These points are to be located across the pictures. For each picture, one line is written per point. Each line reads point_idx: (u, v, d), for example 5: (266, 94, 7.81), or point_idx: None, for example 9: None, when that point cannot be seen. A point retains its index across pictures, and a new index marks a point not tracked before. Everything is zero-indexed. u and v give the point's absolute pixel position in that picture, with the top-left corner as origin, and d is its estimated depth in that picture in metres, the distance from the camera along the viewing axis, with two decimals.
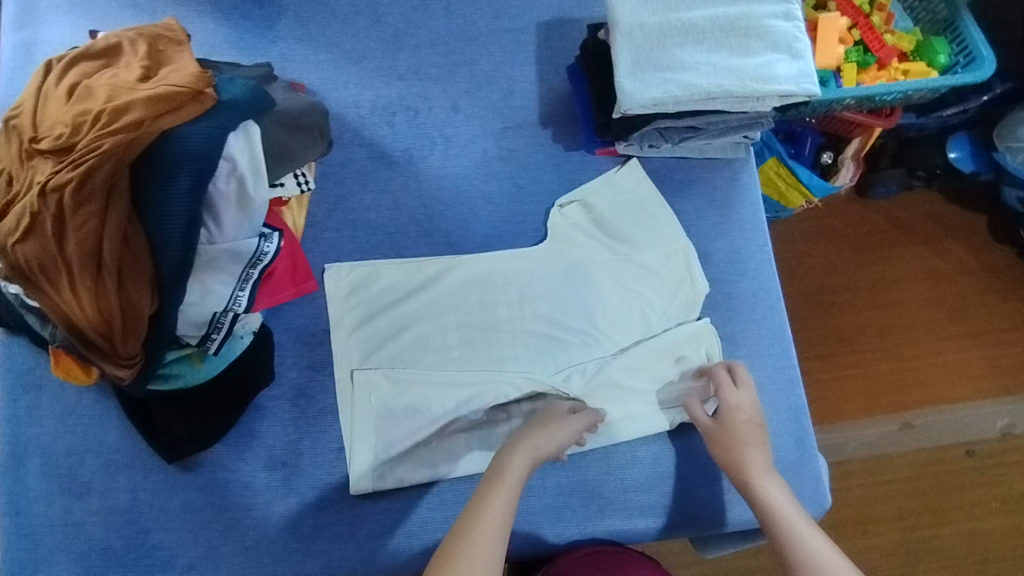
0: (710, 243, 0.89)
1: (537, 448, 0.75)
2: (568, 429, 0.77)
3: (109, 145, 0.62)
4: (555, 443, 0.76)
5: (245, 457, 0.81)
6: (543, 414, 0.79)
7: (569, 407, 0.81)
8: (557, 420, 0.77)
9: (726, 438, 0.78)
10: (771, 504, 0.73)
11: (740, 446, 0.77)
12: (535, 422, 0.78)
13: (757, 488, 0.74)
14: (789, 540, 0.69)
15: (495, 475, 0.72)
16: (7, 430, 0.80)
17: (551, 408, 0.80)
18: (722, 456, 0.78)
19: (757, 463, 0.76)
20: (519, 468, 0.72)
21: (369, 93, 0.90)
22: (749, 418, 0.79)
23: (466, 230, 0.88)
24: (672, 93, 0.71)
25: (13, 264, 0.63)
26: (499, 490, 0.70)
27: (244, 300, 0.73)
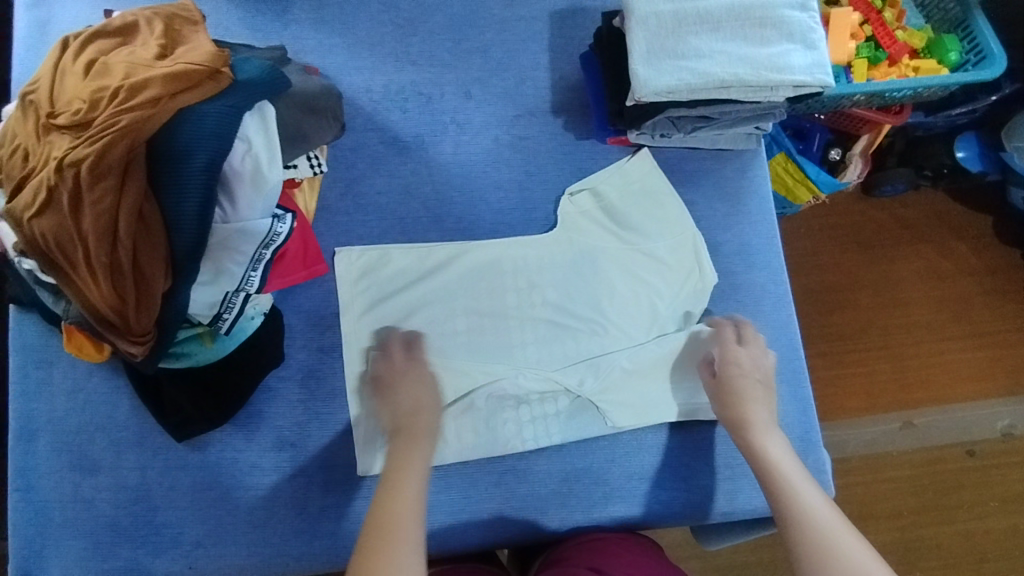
0: (719, 234, 0.90)
1: (422, 429, 0.76)
2: (437, 400, 0.78)
3: (126, 121, 0.62)
4: (434, 416, 0.77)
5: (254, 438, 0.81)
6: (397, 384, 0.78)
7: (426, 365, 0.81)
8: (428, 397, 0.78)
9: (727, 394, 0.80)
10: (770, 456, 0.74)
11: (744, 404, 0.79)
12: (402, 402, 0.77)
13: (757, 442, 0.76)
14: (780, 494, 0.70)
15: (396, 468, 0.72)
16: (18, 406, 0.80)
17: (403, 370, 0.79)
18: (724, 412, 0.80)
19: (761, 420, 0.78)
20: (419, 459, 0.73)
21: (382, 78, 0.90)
22: (748, 375, 0.81)
23: (477, 216, 0.88)
24: (686, 81, 0.71)
25: (29, 238, 0.64)
26: (405, 483, 0.70)
27: (256, 280, 0.73)
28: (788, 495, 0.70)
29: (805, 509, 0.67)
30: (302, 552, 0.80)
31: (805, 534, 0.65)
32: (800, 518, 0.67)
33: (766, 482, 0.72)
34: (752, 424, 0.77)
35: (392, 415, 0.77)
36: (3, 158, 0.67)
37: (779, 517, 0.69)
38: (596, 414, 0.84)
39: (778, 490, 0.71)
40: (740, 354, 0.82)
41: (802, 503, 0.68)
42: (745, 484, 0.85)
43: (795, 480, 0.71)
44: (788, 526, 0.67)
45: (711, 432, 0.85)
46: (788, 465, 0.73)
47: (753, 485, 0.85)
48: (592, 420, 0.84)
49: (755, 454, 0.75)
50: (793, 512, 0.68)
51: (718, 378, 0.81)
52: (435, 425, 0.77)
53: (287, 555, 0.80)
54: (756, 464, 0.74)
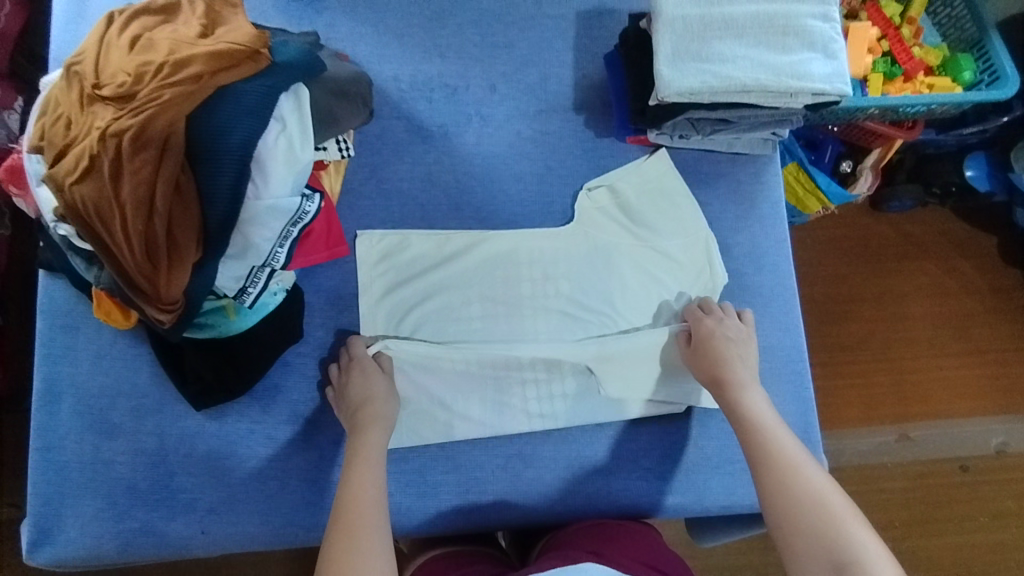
0: (730, 236, 0.92)
1: (375, 418, 0.79)
2: (386, 387, 0.81)
3: (170, 95, 0.64)
4: (385, 404, 0.80)
5: (270, 410, 0.84)
6: (345, 383, 0.80)
7: (365, 355, 0.82)
8: (378, 385, 0.80)
9: (704, 358, 0.83)
10: (753, 413, 0.77)
11: (725, 365, 0.82)
12: (353, 398, 0.80)
13: (736, 398, 0.79)
14: (763, 445, 0.74)
15: (356, 456, 0.76)
16: (43, 368, 0.83)
17: (345, 371, 0.81)
18: (706, 375, 0.83)
19: (741, 378, 0.81)
20: (374, 446, 0.76)
21: (410, 68, 0.93)
22: (724, 338, 0.83)
23: (496, 206, 0.91)
24: (709, 84, 0.73)
25: (69, 204, 0.66)
26: (365, 471, 0.74)
27: (282, 257, 0.75)
28: (764, 445, 0.74)
29: (780, 459, 0.72)
30: (311, 523, 0.82)
31: (777, 481, 0.70)
32: (773, 467, 0.71)
33: (743, 435, 0.77)
34: (732, 383, 0.81)
35: (347, 414, 0.80)
36: (46, 126, 0.70)
37: (762, 467, 0.72)
38: (603, 404, 0.86)
39: (754, 440, 0.75)
40: (707, 323, 0.85)
41: (776, 452, 0.73)
42: (745, 481, 0.87)
43: (771, 431, 0.75)
44: (762, 473, 0.72)
45: (714, 428, 0.88)
46: (764, 418, 0.77)
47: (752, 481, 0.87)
48: (598, 410, 0.86)
49: (734, 409, 0.79)
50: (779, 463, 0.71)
51: (696, 343, 0.84)
52: (388, 412, 0.80)
53: (297, 525, 0.82)
54: (734, 418, 0.78)
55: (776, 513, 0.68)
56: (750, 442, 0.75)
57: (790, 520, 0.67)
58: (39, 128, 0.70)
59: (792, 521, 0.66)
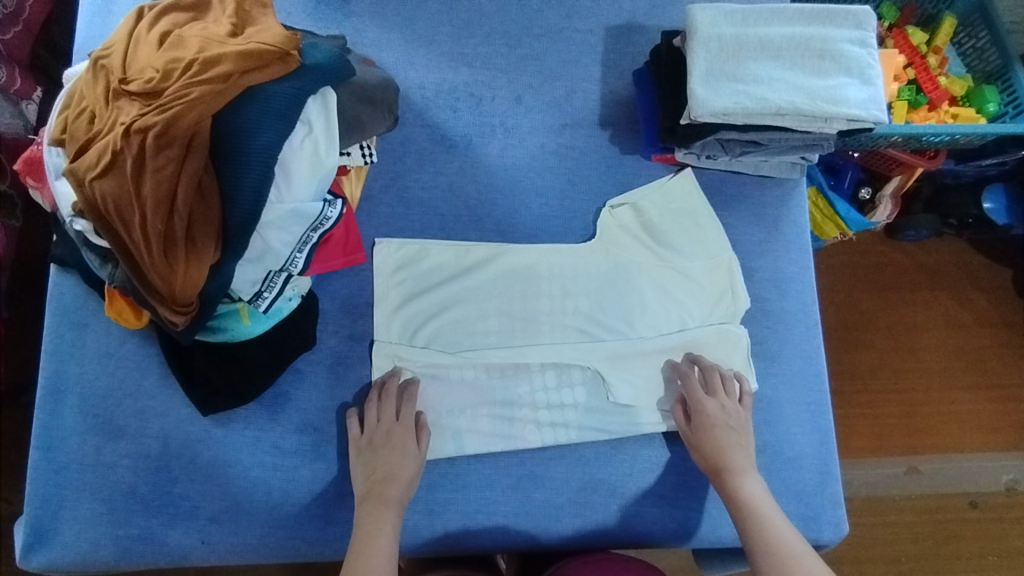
0: (754, 260, 0.90)
1: (392, 496, 0.77)
2: (414, 473, 0.79)
3: (197, 93, 0.63)
4: (407, 487, 0.78)
5: (278, 418, 0.82)
6: (383, 447, 0.78)
7: (413, 430, 0.80)
8: (407, 464, 0.78)
9: (701, 445, 0.80)
10: (749, 497, 0.76)
11: (723, 452, 0.79)
12: (381, 466, 0.77)
13: (733, 485, 0.78)
14: (762, 532, 0.73)
15: (368, 532, 0.74)
16: (51, 366, 0.81)
17: (388, 430, 0.79)
18: (705, 460, 0.80)
19: (738, 462, 0.79)
20: (388, 528, 0.75)
21: (436, 76, 0.92)
22: (722, 426, 0.80)
23: (517, 219, 0.89)
24: (743, 105, 0.71)
25: (88, 200, 0.65)
26: (376, 552, 0.73)
27: (301, 262, 0.74)
28: (766, 541, 0.72)
29: (785, 557, 0.71)
30: (315, 537, 0.80)
31: None
32: (777, 560, 0.71)
33: (743, 525, 0.75)
34: (729, 468, 0.79)
35: (365, 476, 0.78)
36: (68, 119, 0.69)
37: (759, 555, 0.72)
38: (618, 424, 0.84)
39: (753, 526, 0.74)
40: (707, 405, 0.81)
41: (779, 545, 0.72)
42: None
43: (772, 524, 0.74)
44: (763, 563, 0.71)
45: None
46: (764, 506, 0.76)
47: None
48: (614, 433, 0.83)
49: (730, 496, 0.77)
50: (779, 552, 0.71)
51: (695, 428, 0.81)
52: (406, 495, 0.78)
53: (301, 539, 0.80)
54: (731, 505, 0.77)
55: None
56: (747, 528, 0.74)
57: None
58: (62, 121, 0.69)
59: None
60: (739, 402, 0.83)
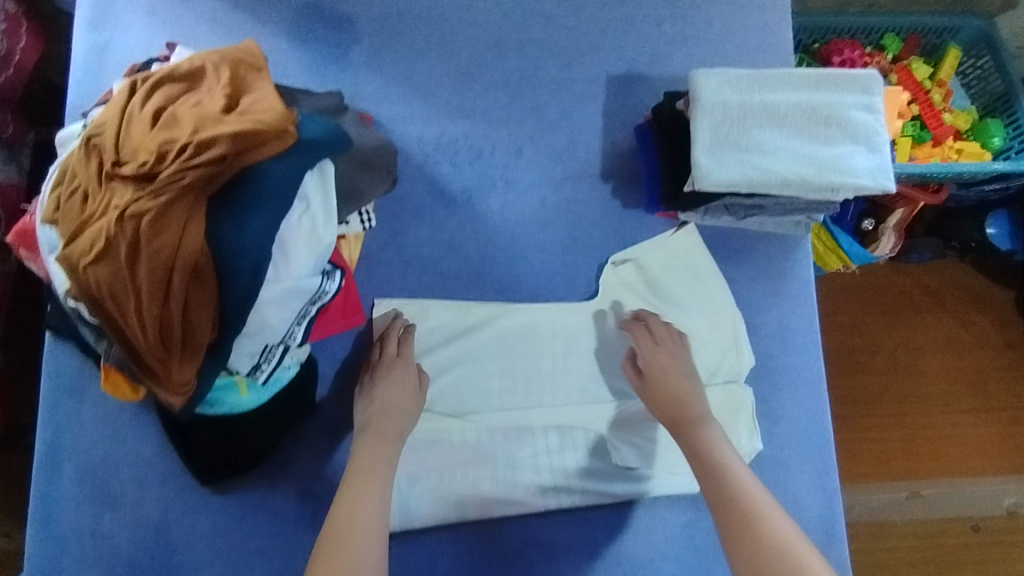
0: (759, 315, 0.89)
1: (391, 430, 0.77)
2: (414, 406, 0.79)
3: (191, 178, 0.62)
4: (406, 421, 0.78)
5: (279, 485, 0.81)
6: (384, 380, 0.79)
7: (412, 365, 0.82)
8: (407, 401, 0.79)
9: (656, 397, 0.81)
10: (711, 445, 0.75)
11: (681, 401, 0.79)
12: (381, 399, 0.78)
13: (693, 435, 0.77)
14: (719, 479, 0.71)
15: (361, 469, 0.73)
16: (47, 434, 0.80)
17: (388, 366, 0.80)
18: (662, 412, 0.80)
19: (698, 413, 0.79)
20: (385, 459, 0.74)
21: (435, 129, 0.90)
22: (674, 374, 0.82)
23: (519, 277, 0.88)
24: (748, 176, 0.70)
25: (83, 285, 0.63)
26: (374, 482, 0.71)
27: (299, 335, 0.74)
28: (723, 488, 0.70)
29: (742, 502, 0.68)
30: None
31: (740, 521, 0.67)
32: (734, 508, 0.68)
33: (702, 475, 0.73)
34: (689, 418, 0.78)
35: (365, 410, 0.78)
36: (61, 197, 0.67)
37: (716, 503, 0.70)
38: (623, 484, 0.83)
39: (712, 475, 0.72)
40: (656, 354, 0.82)
41: (736, 492, 0.70)
42: None
43: (732, 470, 0.72)
44: (722, 509, 0.69)
45: None
46: (724, 454, 0.74)
47: None
48: (618, 496, 0.83)
49: (691, 447, 0.76)
50: (737, 498, 0.69)
51: (648, 380, 0.82)
52: (405, 429, 0.78)
53: None
54: (692, 455, 0.75)
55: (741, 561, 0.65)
56: (707, 477, 0.72)
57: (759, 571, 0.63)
58: (54, 199, 0.68)
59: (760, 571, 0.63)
60: (684, 352, 0.84)
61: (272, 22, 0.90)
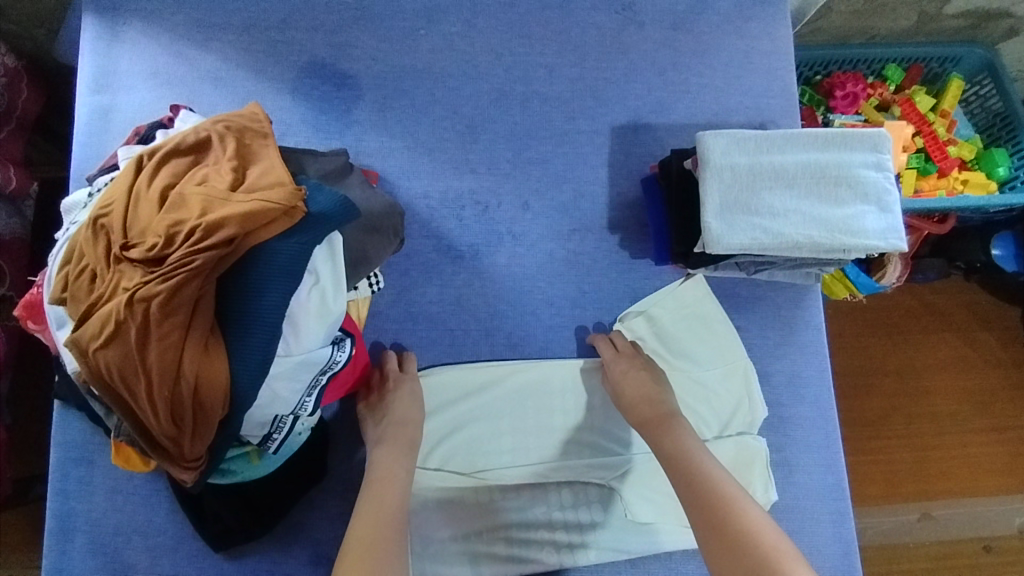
0: (770, 363, 0.89)
1: (407, 441, 0.79)
2: (419, 417, 0.81)
3: (201, 261, 0.61)
4: (417, 432, 0.80)
5: (290, 551, 0.80)
6: (390, 396, 0.81)
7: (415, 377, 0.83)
8: (413, 415, 0.80)
9: (625, 403, 0.82)
10: (679, 440, 0.78)
11: (649, 404, 0.81)
12: (392, 413, 0.80)
13: (660, 434, 0.79)
14: (689, 474, 0.74)
15: (377, 477, 0.75)
16: (58, 504, 0.80)
17: (396, 383, 0.82)
18: (633, 415, 0.81)
19: (666, 411, 0.81)
20: (402, 470, 0.76)
21: (440, 184, 0.90)
22: (640, 377, 0.82)
23: (528, 331, 0.88)
24: (759, 240, 0.69)
25: (93, 369, 0.63)
26: (390, 493, 0.74)
27: (310, 405, 0.73)
28: (693, 481, 0.73)
29: (712, 494, 0.71)
30: None
31: (713, 515, 0.69)
32: (706, 500, 0.71)
33: (673, 471, 0.75)
34: (657, 419, 0.80)
35: (376, 424, 0.79)
36: (69, 276, 0.67)
37: (688, 497, 0.72)
38: (636, 536, 0.82)
39: (682, 472, 0.75)
40: (618, 364, 0.83)
41: (706, 485, 0.72)
42: None
43: (701, 464, 0.74)
44: (693, 505, 0.71)
45: None
46: (694, 448, 0.77)
47: None
48: (632, 552, 0.82)
49: (660, 446, 0.78)
50: (707, 490, 0.71)
51: (617, 389, 0.83)
52: (417, 439, 0.80)
53: None
54: (661, 454, 0.78)
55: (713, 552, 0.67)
56: (677, 473, 0.75)
57: (729, 555, 0.66)
58: (62, 278, 0.67)
59: (729, 556, 0.65)
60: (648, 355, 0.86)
61: (276, 82, 0.91)
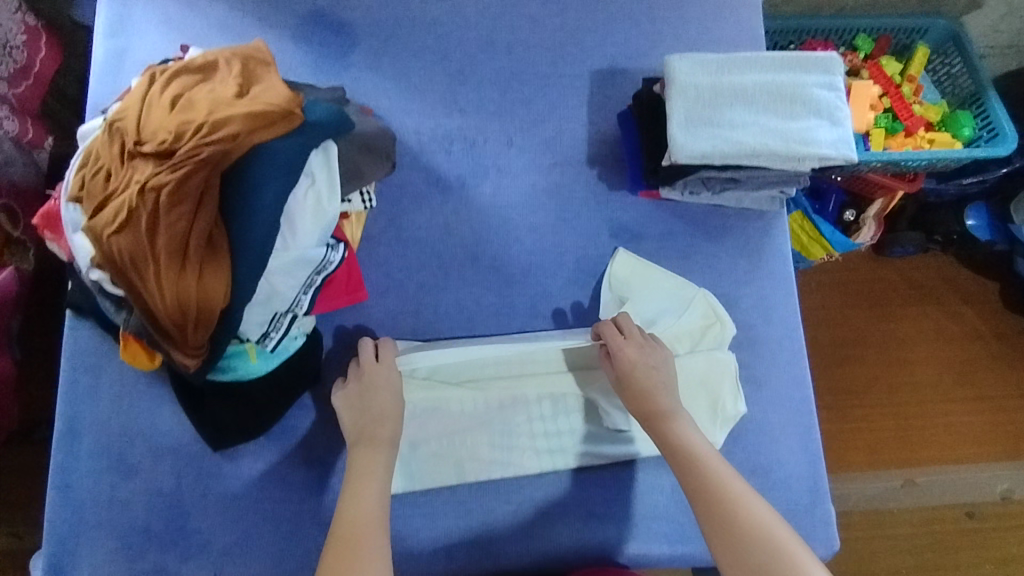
0: (739, 289, 0.94)
1: (384, 438, 0.78)
2: (398, 410, 0.81)
3: (207, 154, 0.67)
4: (397, 427, 0.80)
5: (286, 453, 0.85)
6: (370, 390, 0.81)
7: (393, 368, 0.83)
8: (389, 405, 0.80)
9: (631, 391, 0.82)
10: (683, 435, 0.78)
11: (653, 395, 0.81)
12: (369, 406, 0.80)
13: (664, 429, 0.79)
14: (694, 470, 0.74)
15: (361, 476, 0.75)
16: (66, 408, 0.84)
17: (371, 373, 0.82)
18: (639, 407, 0.82)
19: (669, 405, 0.80)
20: (382, 468, 0.76)
21: (430, 122, 0.96)
22: (646, 368, 0.83)
23: (511, 256, 0.93)
24: (720, 148, 0.76)
25: (107, 253, 0.69)
26: (368, 491, 0.73)
27: (306, 303, 0.79)
28: (701, 480, 0.73)
29: (720, 494, 0.71)
30: None
31: (722, 514, 0.70)
32: (714, 500, 0.71)
33: (680, 469, 0.75)
34: (661, 412, 0.80)
35: (355, 421, 0.79)
36: (86, 177, 0.73)
37: (695, 496, 0.73)
38: (610, 439, 0.88)
39: (687, 467, 0.75)
40: (629, 351, 0.84)
41: (714, 482, 0.73)
42: None
43: (707, 460, 0.75)
44: (701, 505, 0.72)
45: None
46: (700, 444, 0.77)
47: None
48: (608, 457, 0.87)
49: (665, 441, 0.78)
50: (714, 488, 0.72)
51: (623, 377, 0.83)
52: (397, 434, 0.79)
53: (307, 568, 0.83)
54: (666, 449, 0.78)
55: (725, 555, 0.68)
56: (683, 470, 0.75)
57: (740, 562, 0.67)
58: (79, 179, 0.74)
59: (740, 559, 0.67)
60: (653, 345, 0.86)
61: (278, 27, 0.97)
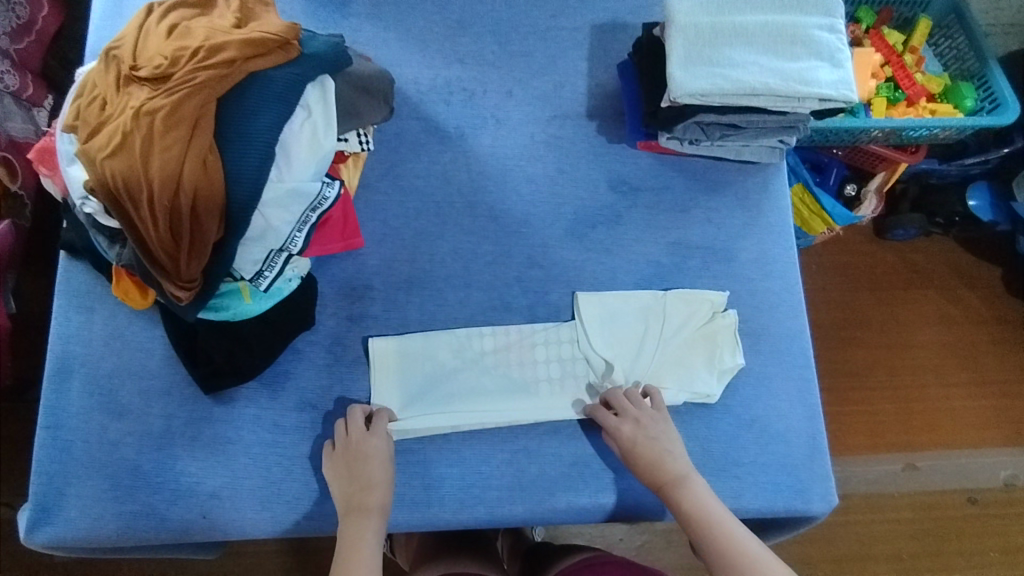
0: (738, 242, 0.93)
1: (373, 507, 0.77)
2: (387, 477, 0.79)
3: (204, 77, 0.68)
4: (387, 495, 0.79)
5: (278, 396, 0.84)
6: (358, 460, 0.79)
7: (381, 436, 0.81)
8: (377, 474, 0.79)
9: (637, 464, 0.80)
10: (696, 499, 0.77)
11: (660, 464, 0.79)
12: (358, 476, 0.78)
13: (676, 494, 0.78)
14: (711, 538, 0.74)
15: (349, 550, 0.74)
16: (59, 347, 0.84)
17: (358, 441, 0.80)
18: (648, 478, 0.80)
19: (677, 470, 0.79)
20: (370, 535, 0.75)
21: (429, 72, 0.96)
22: (646, 438, 0.81)
23: (509, 205, 0.93)
24: (718, 85, 0.77)
25: (99, 178, 0.68)
26: (358, 563, 0.73)
27: (300, 241, 0.76)
28: (720, 550, 0.73)
29: (742, 563, 0.71)
30: (313, 511, 0.82)
31: None
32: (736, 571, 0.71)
33: (698, 538, 0.75)
34: (671, 480, 0.78)
35: (344, 491, 0.78)
36: (81, 107, 0.72)
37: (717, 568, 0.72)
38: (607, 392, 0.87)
39: (704, 535, 0.74)
40: (625, 429, 0.81)
41: (732, 550, 0.72)
42: (751, 482, 0.85)
43: (723, 526, 0.74)
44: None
45: (722, 427, 0.87)
46: (714, 509, 0.76)
47: (759, 482, 0.85)
48: None
49: (679, 506, 0.77)
50: (735, 557, 0.72)
51: (626, 455, 0.81)
52: (387, 502, 0.78)
53: (297, 513, 0.82)
54: (680, 516, 0.77)
55: None
56: (701, 538, 0.74)
57: None
58: (74, 109, 0.73)
59: None
60: (650, 412, 0.83)
61: None
